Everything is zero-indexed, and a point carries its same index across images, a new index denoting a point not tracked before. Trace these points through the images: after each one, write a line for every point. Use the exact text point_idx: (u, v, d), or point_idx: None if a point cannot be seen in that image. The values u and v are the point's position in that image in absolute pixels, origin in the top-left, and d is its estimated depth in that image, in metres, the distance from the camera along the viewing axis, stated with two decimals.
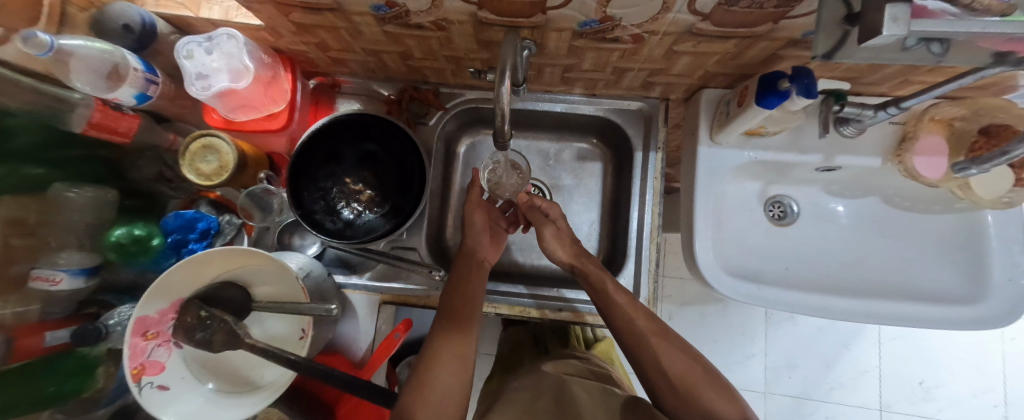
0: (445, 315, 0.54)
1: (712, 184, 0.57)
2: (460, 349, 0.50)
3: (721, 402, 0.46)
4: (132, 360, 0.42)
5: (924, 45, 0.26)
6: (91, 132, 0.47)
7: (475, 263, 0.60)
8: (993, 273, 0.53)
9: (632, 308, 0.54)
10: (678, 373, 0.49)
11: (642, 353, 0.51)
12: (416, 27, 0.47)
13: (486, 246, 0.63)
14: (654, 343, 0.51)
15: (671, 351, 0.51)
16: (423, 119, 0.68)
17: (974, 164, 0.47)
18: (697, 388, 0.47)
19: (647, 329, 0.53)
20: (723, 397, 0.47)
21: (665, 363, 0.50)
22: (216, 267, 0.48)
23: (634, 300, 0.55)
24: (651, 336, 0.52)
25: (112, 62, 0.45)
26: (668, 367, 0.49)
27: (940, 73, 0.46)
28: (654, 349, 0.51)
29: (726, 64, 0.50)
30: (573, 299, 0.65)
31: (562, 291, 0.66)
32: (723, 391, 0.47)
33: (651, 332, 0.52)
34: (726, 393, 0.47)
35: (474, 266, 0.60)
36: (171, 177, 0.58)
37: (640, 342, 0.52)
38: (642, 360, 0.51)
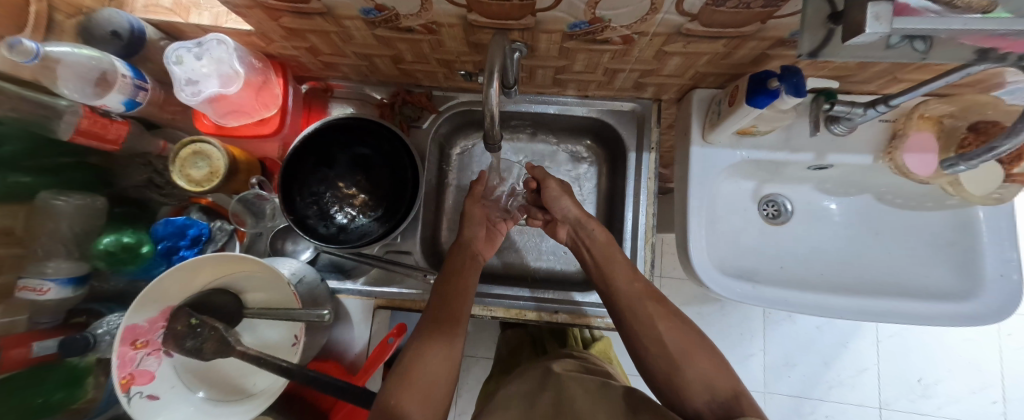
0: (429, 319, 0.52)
1: (705, 183, 0.57)
2: (438, 353, 0.48)
3: (708, 367, 0.47)
4: (121, 369, 0.41)
5: (908, 43, 0.26)
6: (78, 139, 0.47)
7: (468, 262, 0.59)
8: (986, 269, 0.53)
9: (632, 278, 0.56)
10: (667, 333, 0.50)
11: (638, 323, 0.52)
12: (406, 30, 0.47)
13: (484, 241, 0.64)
14: (648, 303, 0.53)
15: (667, 320, 0.52)
16: (416, 123, 0.68)
17: (963, 161, 0.46)
18: (687, 352, 0.48)
19: (644, 293, 0.54)
20: (711, 361, 0.48)
21: (660, 329, 0.50)
22: (206, 273, 0.48)
23: (634, 270, 0.57)
24: (649, 301, 0.53)
25: (100, 69, 0.44)
26: (662, 331, 0.50)
27: (928, 70, 0.47)
28: (648, 311, 0.52)
29: (716, 64, 0.50)
30: (582, 302, 0.65)
31: (571, 295, 0.65)
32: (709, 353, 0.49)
33: (649, 299, 0.54)
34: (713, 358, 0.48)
35: (467, 258, 0.60)
36: (160, 184, 0.57)
37: (637, 307, 0.53)
38: (636, 325, 0.52)
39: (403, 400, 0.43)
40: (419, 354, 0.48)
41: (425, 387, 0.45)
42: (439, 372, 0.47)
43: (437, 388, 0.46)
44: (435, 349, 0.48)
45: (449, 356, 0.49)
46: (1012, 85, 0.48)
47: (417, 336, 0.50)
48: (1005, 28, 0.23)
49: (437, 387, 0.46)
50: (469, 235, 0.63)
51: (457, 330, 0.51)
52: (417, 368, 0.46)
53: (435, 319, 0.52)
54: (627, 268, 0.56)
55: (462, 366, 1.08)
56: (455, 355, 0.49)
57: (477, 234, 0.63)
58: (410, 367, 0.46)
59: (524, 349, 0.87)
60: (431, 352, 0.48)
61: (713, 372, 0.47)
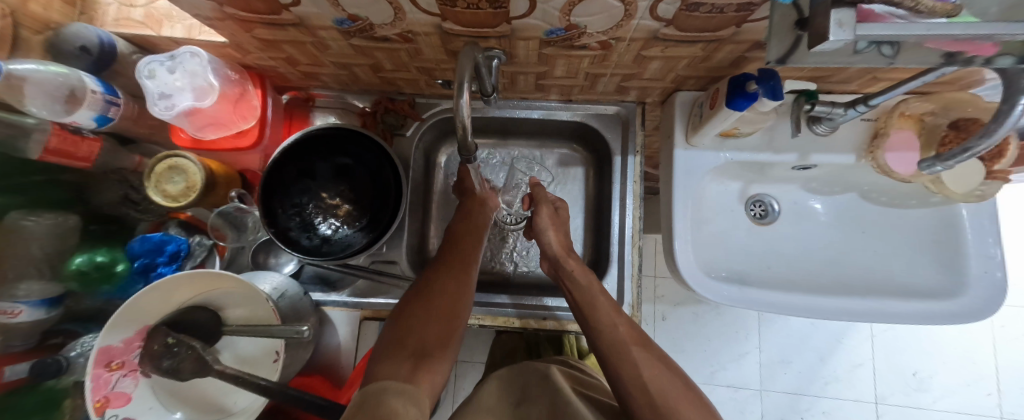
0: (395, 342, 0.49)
1: (689, 185, 0.57)
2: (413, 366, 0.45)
3: (697, 417, 0.45)
4: (95, 393, 0.41)
5: (875, 48, 0.26)
6: (49, 158, 0.46)
7: (451, 276, 0.56)
8: (970, 266, 0.53)
9: (620, 320, 0.54)
10: (655, 381, 0.47)
11: (626, 369, 0.49)
12: (382, 39, 0.46)
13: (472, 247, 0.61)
14: (637, 351, 0.50)
15: (655, 368, 0.49)
16: (400, 130, 0.67)
17: (939, 162, 0.45)
18: (675, 405, 0.45)
19: (631, 335, 0.53)
20: (700, 411, 0.46)
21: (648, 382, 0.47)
22: (183, 291, 0.47)
23: (616, 307, 0.56)
24: (632, 345, 0.51)
25: (69, 85, 0.44)
26: (648, 380, 0.47)
27: (906, 70, 0.47)
28: (635, 357, 0.50)
29: (696, 66, 0.50)
30: (554, 307, 0.64)
31: (543, 299, 0.65)
32: (698, 405, 0.46)
33: (636, 346, 0.51)
34: (703, 409, 0.46)
35: (456, 272, 0.57)
36: (137, 200, 0.56)
37: (623, 352, 0.50)
38: (623, 370, 0.49)
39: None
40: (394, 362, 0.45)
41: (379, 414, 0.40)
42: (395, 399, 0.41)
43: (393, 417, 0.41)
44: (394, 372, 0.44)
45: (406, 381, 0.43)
46: (990, 82, 0.48)
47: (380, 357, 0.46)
48: (970, 33, 0.23)
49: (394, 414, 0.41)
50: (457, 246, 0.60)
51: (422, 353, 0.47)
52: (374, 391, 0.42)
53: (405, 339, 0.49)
54: (610, 307, 0.55)
55: (457, 372, 1.07)
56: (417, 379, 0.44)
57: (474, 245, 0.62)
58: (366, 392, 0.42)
59: (517, 354, 0.87)
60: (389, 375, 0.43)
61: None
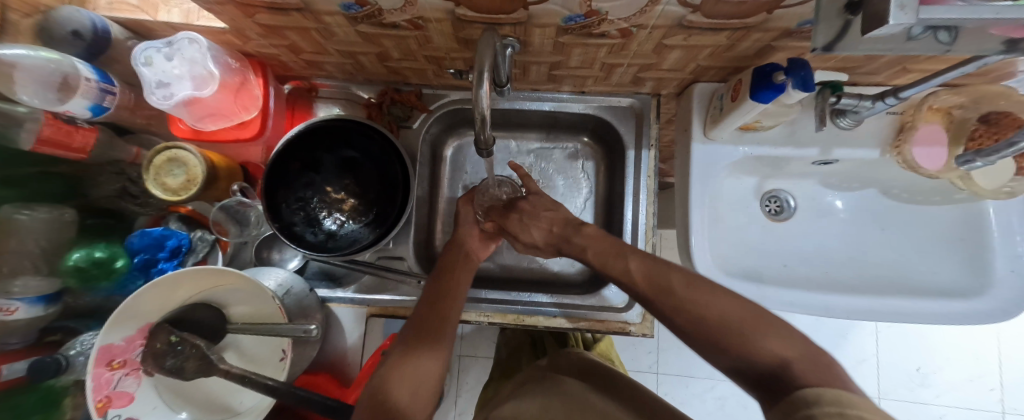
0: (415, 326, 0.49)
1: (707, 180, 0.55)
2: (433, 355, 0.46)
3: (773, 341, 0.37)
4: (97, 392, 0.40)
5: (931, 34, 0.24)
6: (42, 148, 0.44)
7: (460, 262, 0.58)
8: (994, 264, 0.52)
9: (657, 275, 0.46)
10: (698, 315, 0.41)
11: (676, 313, 0.43)
12: (391, 26, 0.44)
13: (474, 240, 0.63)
14: (685, 296, 0.43)
15: (713, 298, 0.41)
16: (406, 122, 0.65)
17: (980, 156, 0.44)
18: (740, 330, 0.39)
19: (669, 279, 0.45)
20: (776, 335, 0.38)
21: (703, 313, 0.41)
22: (186, 287, 0.45)
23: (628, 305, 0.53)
24: (679, 287, 0.44)
25: (61, 72, 0.41)
26: (703, 314, 0.41)
27: (938, 61, 0.45)
28: (681, 299, 0.43)
29: (719, 56, 0.48)
30: (578, 305, 0.63)
31: (567, 298, 0.63)
32: (776, 328, 0.38)
33: (682, 280, 0.44)
34: (783, 332, 0.38)
35: (462, 258, 0.59)
36: (135, 193, 0.55)
37: (664, 301, 0.44)
38: (673, 315, 0.43)
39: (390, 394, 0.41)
40: (409, 353, 0.46)
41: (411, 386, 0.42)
42: (428, 370, 0.45)
43: (425, 386, 0.43)
44: (424, 350, 0.46)
45: (438, 358, 0.46)
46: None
47: (401, 341, 0.48)
48: None
49: (424, 384, 0.44)
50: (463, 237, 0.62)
51: (445, 334, 0.49)
52: (410, 363, 0.44)
53: (421, 323, 0.49)
54: (645, 266, 0.48)
55: (461, 366, 1.07)
56: (444, 358, 0.47)
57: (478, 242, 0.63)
58: (400, 367, 0.44)
59: (524, 350, 0.86)
60: (421, 353, 0.46)
61: (767, 356, 0.37)
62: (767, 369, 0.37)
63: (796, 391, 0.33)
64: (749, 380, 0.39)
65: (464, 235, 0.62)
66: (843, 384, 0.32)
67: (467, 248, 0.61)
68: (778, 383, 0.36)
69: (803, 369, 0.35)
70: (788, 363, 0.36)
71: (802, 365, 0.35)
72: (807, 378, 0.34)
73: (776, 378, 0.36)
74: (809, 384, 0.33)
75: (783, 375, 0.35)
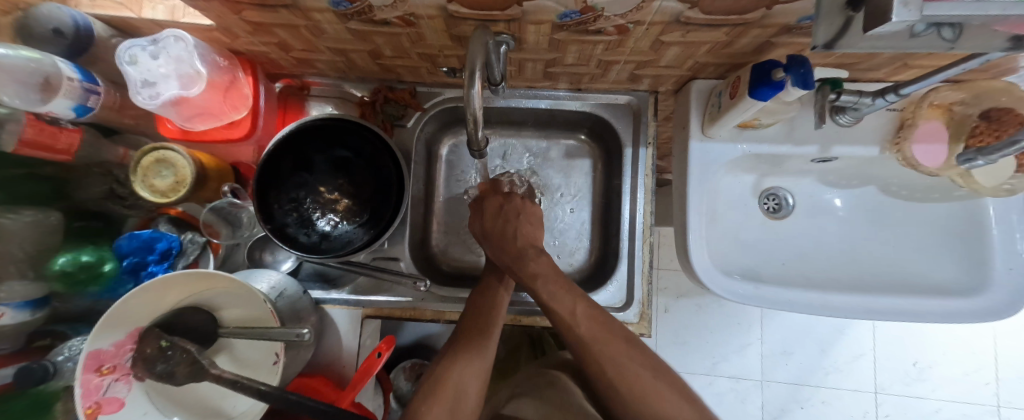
0: (460, 338, 0.51)
1: (705, 178, 0.55)
2: (476, 368, 0.48)
3: (672, 407, 0.45)
4: (86, 399, 0.39)
5: (935, 30, 0.24)
6: (25, 150, 0.42)
7: (502, 274, 0.57)
8: (994, 262, 0.51)
9: (598, 320, 0.49)
10: (622, 377, 0.46)
11: (613, 369, 0.46)
12: (381, 23, 0.43)
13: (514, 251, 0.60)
14: (619, 356, 0.47)
15: (633, 356, 0.47)
16: (400, 121, 0.64)
17: (980, 155, 0.44)
18: (650, 394, 0.45)
19: (611, 335, 0.48)
20: (675, 397, 0.46)
21: (625, 369, 0.46)
22: (177, 291, 0.45)
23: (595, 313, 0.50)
24: (614, 339, 0.48)
25: (42, 72, 0.40)
26: (625, 372, 0.46)
27: (938, 57, 0.44)
28: (612, 353, 0.47)
29: (717, 53, 0.47)
30: None
31: None
32: (676, 394, 0.46)
33: (616, 337, 0.48)
34: (680, 394, 0.46)
35: (502, 271, 0.58)
36: (122, 194, 0.54)
37: (603, 354, 0.47)
38: (598, 366, 0.47)
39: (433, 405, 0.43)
40: (454, 364, 0.48)
41: (452, 399, 0.44)
42: (469, 384, 0.46)
43: (465, 399, 0.45)
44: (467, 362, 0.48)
45: (480, 370, 0.48)
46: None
47: (448, 349, 0.50)
48: None
49: (466, 397, 0.45)
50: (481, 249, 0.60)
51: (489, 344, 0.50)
52: (450, 380, 0.46)
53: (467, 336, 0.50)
54: (588, 311, 0.49)
55: None
56: (485, 369, 0.49)
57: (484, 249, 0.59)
58: (442, 380, 0.46)
59: (522, 349, 0.86)
60: (462, 365, 0.48)
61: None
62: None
63: None
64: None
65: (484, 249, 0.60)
66: None
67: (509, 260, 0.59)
68: None
69: None
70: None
71: None
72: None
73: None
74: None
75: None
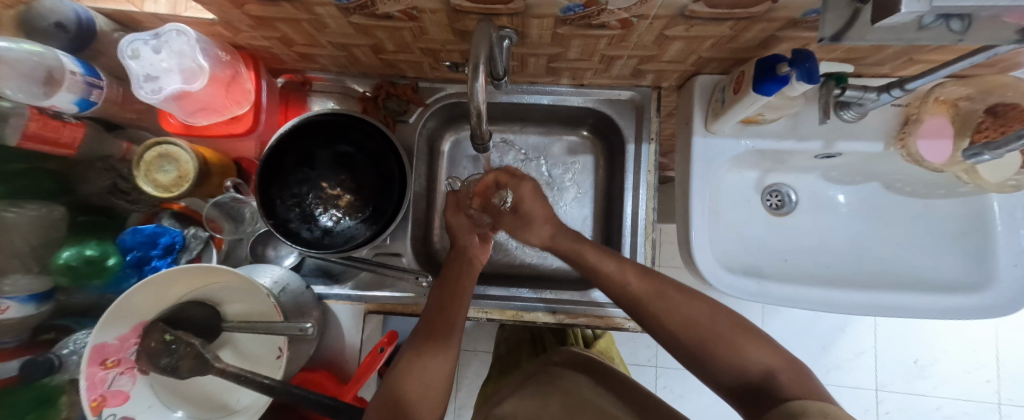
0: (423, 332, 0.50)
1: (708, 173, 0.55)
2: (439, 361, 0.46)
3: (757, 351, 0.40)
4: (90, 392, 0.39)
5: (944, 22, 0.23)
6: (28, 144, 0.42)
7: (465, 268, 0.57)
8: (999, 259, 0.51)
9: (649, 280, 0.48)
10: (694, 321, 0.43)
11: (667, 320, 0.44)
12: (384, 17, 0.43)
13: (477, 245, 0.60)
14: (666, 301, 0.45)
15: (700, 304, 0.44)
16: (402, 117, 0.64)
17: (987, 150, 0.43)
18: (738, 340, 0.41)
19: (664, 290, 0.46)
20: (757, 344, 0.40)
21: (690, 315, 0.43)
22: (180, 286, 0.45)
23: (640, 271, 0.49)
24: (670, 293, 0.46)
25: (45, 65, 0.40)
26: (690, 318, 0.43)
27: (944, 52, 0.44)
28: (670, 303, 0.45)
29: (721, 47, 0.47)
30: (580, 301, 0.62)
31: (568, 293, 0.63)
32: (759, 340, 0.41)
33: (676, 291, 0.46)
34: (766, 343, 0.40)
35: (465, 264, 0.57)
36: (126, 189, 0.54)
37: (657, 307, 0.45)
38: (657, 317, 0.45)
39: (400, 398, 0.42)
40: (417, 358, 0.46)
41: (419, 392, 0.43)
42: (435, 376, 0.45)
43: (432, 392, 0.44)
44: (430, 355, 0.46)
45: (444, 364, 0.47)
46: None
47: (411, 344, 0.49)
48: None
49: (431, 389, 0.44)
50: (464, 243, 0.59)
51: (452, 341, 0.49)
52: (413, 374, 0.44)
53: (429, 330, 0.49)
54: (638, 272, 0.48)
55: (460, 361, 1.07)
56: (449, 361, 0.47)
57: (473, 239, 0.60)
58: (405, 373, 0.45)
59: (524, 345, 0.86)
60: (425, 359, 0.46)
61: (751, 368, 0.39)
62: (755, 381, 0.39)
63: (782, 402, 0.35)
64: (734, 389, 0.40)
65: (465, 244, 0.59)
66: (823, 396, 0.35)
67: (470, 253, 0.59)
68: (760, 393, 0.38)
69: (786, 381, 0.37)
70: (774, 375, 0.38)
71: (783, 377, 0.37)
72: (793, 390, 0.35)
73: (764, 387, 0.38)
74: (795, 396, 0.35)
75: (769, 385, 0.37)
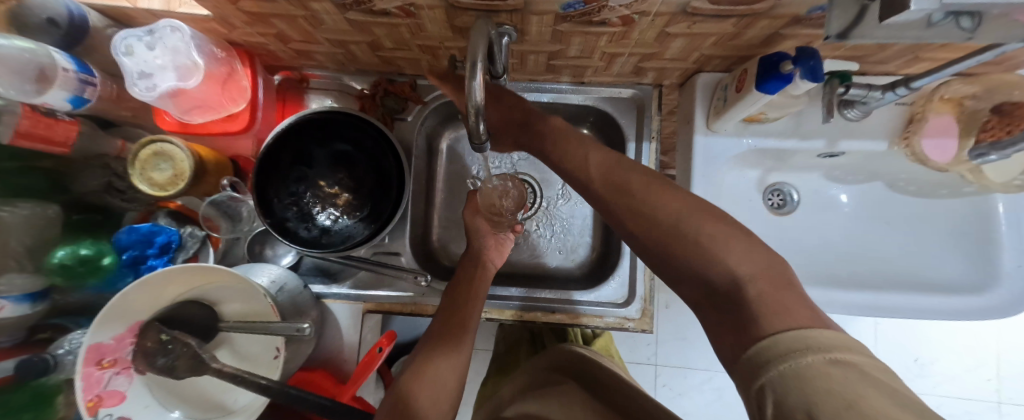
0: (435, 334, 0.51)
1: (709, 173, 0.54)
2: (450, 363, 0.49)
3: (735, 252, 0.36)
4: (86, 392, 0.39)
5: (953, 20, 0.23)
6: (21, 142, 0.42)
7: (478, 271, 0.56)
8: (1003, 259, 0.51)
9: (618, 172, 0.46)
10: (670, 217, 0.40)
11: (631, 215, 0.43)
12: (381, 13, 0.42)
13: (493, 249, 0.60)
14: (636, 197, 0.43)
15: (673, 200, 0.41)
16: (401, 114, 0.64)
17: (994, 149, 0.44)
18: (704, 245, 0.37)
19: (642, 184, 0.44)
20: (734, 243, 0.37)
21: (660, 212, 0.41)
22: (176, 285, 0.44)
23: (614, 162, 0.47)
24: (637, 188, 0.44)
25: (37, 62, 0.40)
26: (662, 211, 0.41)
27: (950, 49, 0.43)
28: (638, 198, 0.43)
29: (724, 45, 0.46)
30: (580, 301, 0.62)
31: (568, 294, 0.62)
32: (738, 238, 0.37)
33: (648, 193, 0.43)
34: (745, 245, 0.36)
35: (477, 266, 0.57)
36: (121, 188, 0.54)
37: (624, 204, 0.44)
38: (626, 211, 0.43)
39: (414, 399, 0.45)
40: (430, 359, 0.49)
41: (431, 393, 0.46)
42: (446, 379, 0.48)
43: (443, 392, 0.47)
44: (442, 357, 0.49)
45: (456, 365, 0.50)
46: None
47: (425, 344, 0.52)
48: None
49: (443, 390, 0.47)
50: (479, 246, 0.59)
51: (463, 346, 0.51)
52: (426, 376, 0.47)
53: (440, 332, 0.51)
54: (608, 166, 0.47)
55: None
56: (461, 362, 0.50)
57: (493, 245, 0.60)
58: (419, 374, 0.48)
59: (523, 345, 0.86)
60: (437, 363, 0.49)
61: (719, 276, 0.36)
62: (723, 286, 0.36)
63: (751, 322, 0.32)
64: (704, 296, 0.38)
65: (481, 247, 0.59)
66: (796, 311, 0.31)
67: (484, 257, 0.58)
68: (728, 298, 0.35)
69: (758, 289, 0.33)
70: (743, 284, 0.34)
71: (755, 284, 0.34)
72: (761, 305, 0.32)
73: (732, 294, 0.35)
74: (771, 329, 0.30)
75: (735, 292, 0.34)
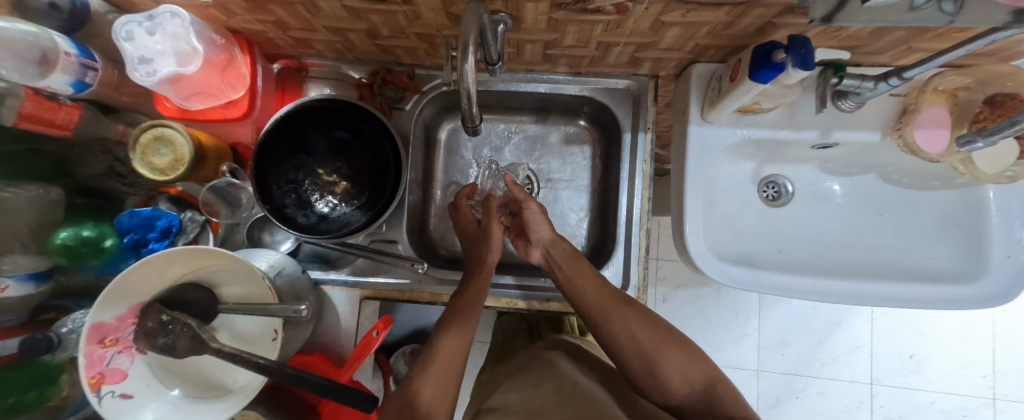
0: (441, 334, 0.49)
1: (703, 164, 0.54)
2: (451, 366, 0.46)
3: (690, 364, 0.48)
4: (89, 369, 0.40)
5: (933, 4, 0.25)
6: (25, 124, 0.43)
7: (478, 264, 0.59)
8: (991, 249, 0.51)
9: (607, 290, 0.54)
10: (648, 344, 0.49)
11: (619, 339, 0.50)
12: (377, 0, 0.42)
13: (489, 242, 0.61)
14: (620, 316, 0.51)
15: (650, 327, 0.50)
16: (399, 104, 0.64)
17: (980, 136, 0.43)
18: (675, 366, 0.48)
19: (620, 304, 0.52)
20: (688, 359, 0.48)
21: (640, 338, 0.49)
22: (176, 267, 0.46)
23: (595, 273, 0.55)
24: (621, 307, 0.52)
25: (40, 46, 0.40)
26: (639, 334, 0.50)
27: (944, 39, 0.43)
28: (620, 317, 0.51)
29: (717, 34, 0.46)
30: None
31: None
32: (693, 354, 0.49)
33: (630, 312, 0.52)
34: (696, 359, 0.49)
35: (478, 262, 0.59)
36: (123, 172, 0.55)
37: (615, 321, 0.51)
38: (613, 328, 0.51)
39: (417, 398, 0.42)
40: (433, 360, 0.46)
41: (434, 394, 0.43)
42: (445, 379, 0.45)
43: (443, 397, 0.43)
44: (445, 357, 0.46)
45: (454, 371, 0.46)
46: None
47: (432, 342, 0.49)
48: None
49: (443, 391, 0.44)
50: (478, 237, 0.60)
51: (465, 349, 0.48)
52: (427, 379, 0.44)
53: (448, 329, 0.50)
54: (598, 287, 0.54)
55: None
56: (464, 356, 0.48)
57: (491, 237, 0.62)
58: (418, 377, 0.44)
59: (520, 336, 0.86)
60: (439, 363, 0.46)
61: (699, 374, 0.47)
62: (702, 389, 0.46)
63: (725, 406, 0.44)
64: (688, 399, 0.47)
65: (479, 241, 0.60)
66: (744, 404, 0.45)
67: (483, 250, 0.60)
68: (705, 399, 0.46)
69: (723, 390, 0.46)
70: (715, 385, 0.47)
71: (720, 385, 0.47)
72: (729, 401, 0.44)
73: (710, 396, 0.46)
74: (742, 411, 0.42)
75: (712, 392, 0.46)
